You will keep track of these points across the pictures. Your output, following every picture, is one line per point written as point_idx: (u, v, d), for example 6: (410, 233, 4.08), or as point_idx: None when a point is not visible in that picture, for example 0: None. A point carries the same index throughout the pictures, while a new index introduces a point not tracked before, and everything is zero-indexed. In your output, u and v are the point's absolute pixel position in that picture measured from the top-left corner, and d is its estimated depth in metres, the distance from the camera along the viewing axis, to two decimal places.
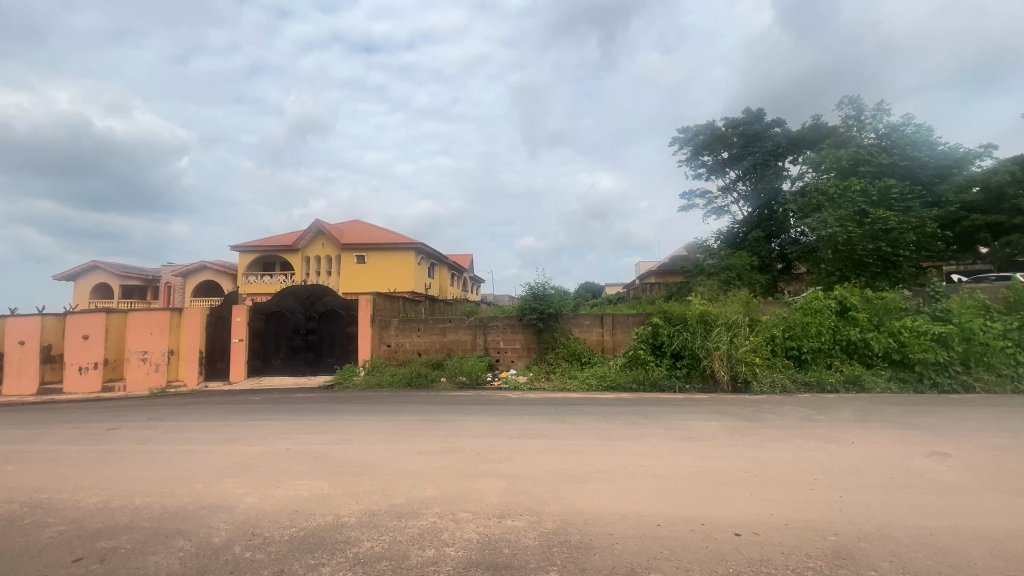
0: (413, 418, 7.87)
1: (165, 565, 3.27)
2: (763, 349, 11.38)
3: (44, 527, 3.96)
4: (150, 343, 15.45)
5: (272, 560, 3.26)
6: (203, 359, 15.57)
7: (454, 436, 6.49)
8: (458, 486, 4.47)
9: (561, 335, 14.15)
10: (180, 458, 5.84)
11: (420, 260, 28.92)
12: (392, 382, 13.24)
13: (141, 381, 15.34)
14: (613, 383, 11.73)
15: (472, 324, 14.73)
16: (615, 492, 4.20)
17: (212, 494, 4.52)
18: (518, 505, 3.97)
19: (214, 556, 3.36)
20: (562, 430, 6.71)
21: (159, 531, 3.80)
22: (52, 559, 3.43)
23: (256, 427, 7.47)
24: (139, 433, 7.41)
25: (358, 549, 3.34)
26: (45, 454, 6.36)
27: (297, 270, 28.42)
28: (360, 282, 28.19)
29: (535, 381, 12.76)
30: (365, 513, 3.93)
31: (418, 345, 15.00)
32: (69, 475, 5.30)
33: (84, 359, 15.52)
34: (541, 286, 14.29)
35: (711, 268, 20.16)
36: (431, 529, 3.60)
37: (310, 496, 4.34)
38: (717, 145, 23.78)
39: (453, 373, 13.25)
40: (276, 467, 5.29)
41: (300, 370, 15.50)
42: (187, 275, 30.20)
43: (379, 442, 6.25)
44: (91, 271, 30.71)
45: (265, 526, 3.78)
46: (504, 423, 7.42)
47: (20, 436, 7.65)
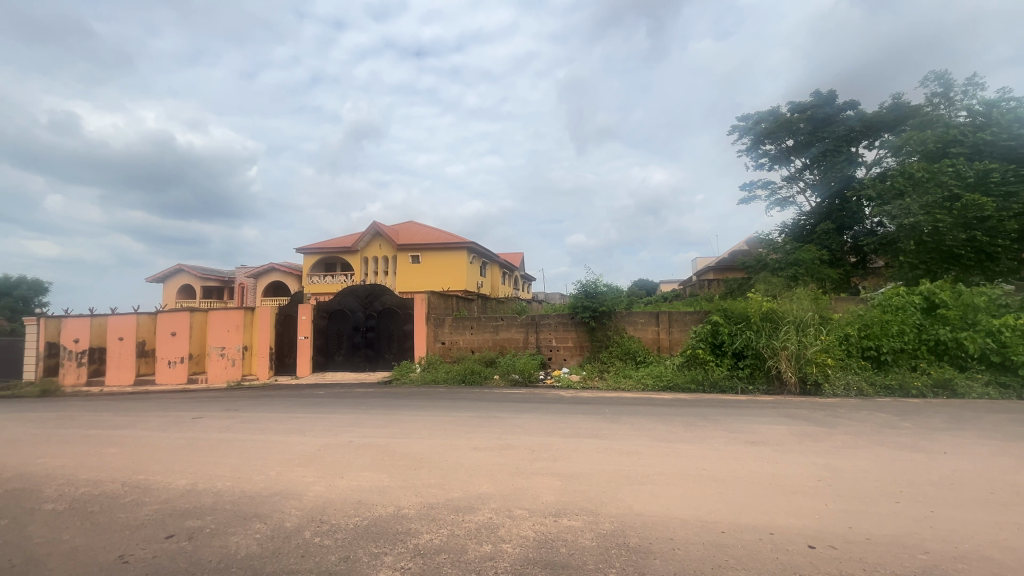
0: (469, 414, 8.02)
1: (244, 546, 3.52)
2: (837, 349, 10.60)
3: (141, 505, 4.39)
4: (227, 339, 16.71)
5: (339, 546, 3.43)
6: (273, 354, 16.65)
7: (508, 433, 6.57)
8: (514, 483, 4.50)
9: (615, 334, 13.86)
10: (254, 447, 6.28)
11: (471, 260, 29.40)
12: (447, 378, 13.58)
13: (220, 375, 16.62)
14: (670, 383, 11.33)
15: (525, 322, 14.79)
16: (675, 495, 4.08)
17: (283, 481, 4.82)
18: (574, 504, 3.94)
19: (286, 539, 3.58)
20: (617, 430, 6.59)
21: (237, 514, 4.10)
22: (149, 535, 3.79)
23: (322, 420, 7.91)
24: (219, 423, 8.05)
25: (418, 541, 3.44)
26: (141, 439, 7.06)
27: (356, 270, 29.70)
28: (416, 281, 29.07)
29: (588, 381, 12.57)
30: (424, 506, 4.04)
31: (472, 342, 15.24)
32: (162, 459, 5.86)
33: (172, 354, 17.05)
34: (593, 284, 14.10)
35: (775, 263, 19.02)
36: (488, 524, 3.65)
37: (372, 487, 4.53)
38: (782, 133, 22.47)
39: (506, 371, 13.38)
40: (340, 459, 5.55)
41: (360, 366, 16.21)
42: (258, 275, 32.39)
43: (436, 437, 6.42)
44: (176, 274, 33.64)
45: (332, 514, 3.98)
46: (559, 421, 7.37)
47: (121, 422, 8.55)
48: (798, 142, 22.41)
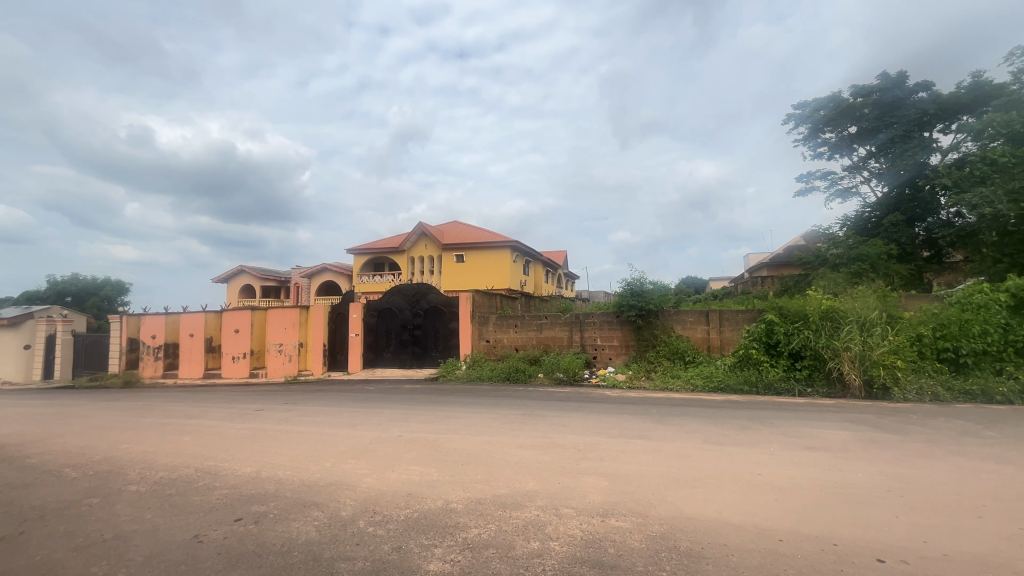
0: (514, 412, 8.07)
1: (304, 532, 3.71)
2: (907, 350, 9.85)
3: (212, 490, 4.73)
4: (284, 336, 17.63)
5: (391, 536, 3.55)
6: (327, 350, 17.42)
7: (553, 432, 6.55)
8: (560, 481, 4.49)
9: (662, 333, 13.52)
10: (311, 438, 6.61)
11: (515, 258, 29.54)
12: (492, 376, 13.74)
13: (278, 369, 17.58)
14: (720, 383, 10.91)
15: (569, 321, 14.69)
16: (729, 500, 3.93)
17: (338, 472, 5.05)
18: (622, 505, 3.89)
19: (342, 527, 3.74)
20: (665, 432, 6.43)
21: (298, 501, 4.33)
22: (219, 518, 4.07)
23: (373, 415, 8.20)
24: (279, 415, 8.53)
25: (467, 534, 3.51)
26: (210, 428, 7.61)
27: (403, 269, 30.52)
28: (460, 280, 29.50)
29: (634, 381, 12.34)
30: (472, 501, 4.11)
31: (516, 340, 15.30)
32: (229, 448, 6.28)
33: (236, 349, 18.21)
34: (638, 281, 13.81)
35: (836, 259, 17.90)
36: (535, 521, 3.67)
37: (422, 481, 4.65)
38: (844, 119, 21.09)
39: (550, 369, 13.36)
40: (391, 452, 5.73)
41: (407, 363, 16.67)
42: (312, 275, 33.94)
43: (482, 434, 6.51)
44: (238, 274, 35.84)
45: (384, 506, 4.12)
46: (605, 421, 7.29)
47: (193, 412, 9.24)
48: (862, 129, 20.97)
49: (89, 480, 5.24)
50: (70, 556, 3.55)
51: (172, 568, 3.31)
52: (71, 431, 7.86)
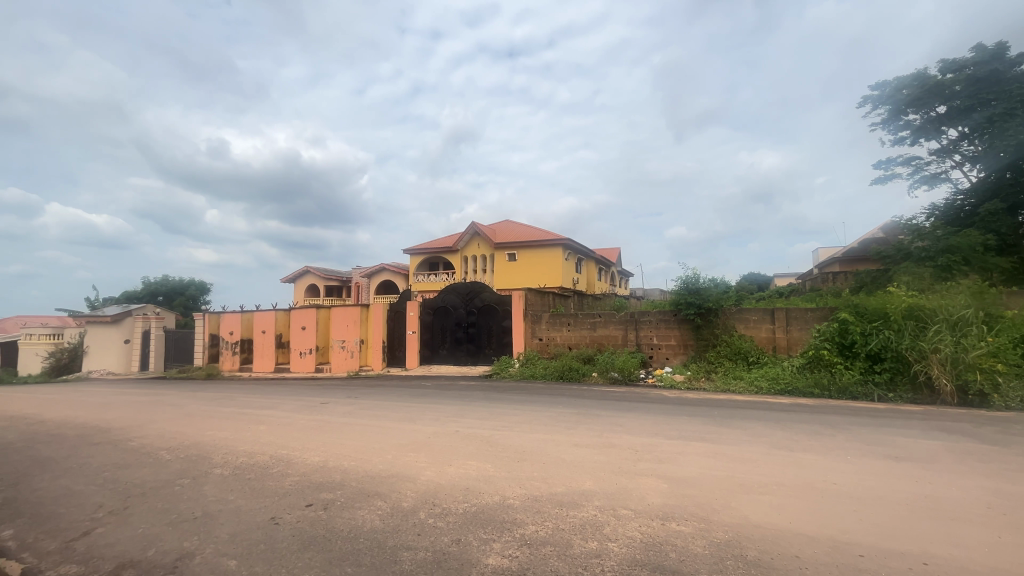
0: (569, 411, 8.03)
1: (369, 520, 3.90)
2: (1009, 354, 8.85)
3: (286, 476, 5.07)
4: (346, 333, 18.54)
5: (450, 529, 3.65)
6: (385, 347, 18.14)
7: (609, 431, 6.45)
8: (617, 482, 4.41)
9: (723, 332, 12.94)
10: (373, 431, 6.91)
11: (567, 256, 29.39)
12: (545, 375, 13.74)
13: (341, 365, 18.51)
14: (788, 386, 10.29)
15: (624, 320, 14.40)
16: (801, 510, 3.70)
17: (399, 465, 5.25)
18: (683, 509, 3.78)
19: (404, 518, 3.89)
20: (728, 435, 6.15)
21: (362, 491, 4.55)
22: (292, 503, 4.35)
23: (430, 410, 8.44)
24: (343, 409, 8.99)
25: (524, 531, 3.54)
26: (283, 419, 8.16)
27: (457, 269, 31.15)
28: (513, 279, 29.67)
29: (693, 382, 11.92)
30: (528, 498, 4.14)
31: (569, 339, 15.18)
32: (300, 438, 6.70)
33: (303, 345, 19.36)
34: (697, 278, 13.29)
35: (922, 252, 16.34)
36: (592, 521, 3.64)
37: (479, 476, 4.74)
38: (931, 99, 19.19)
39: (605, 369, 13.18)
40: (448, 447, 5.88)
41: (462, 360, 17.01)
42: (371, 275, 35.39)
43: (537, 432, 6.53)
44: (304, 275, 37.99)
45: (443, 499, 4.24)
46: (662, 422, 7.10)
47: (266, 404, 9.93)
48: (953, 108, 18.99)
49: (179, 462, 5.77)
50: (166, 531, 3.93)
51: (253, 547, 3.58)
52: (164, 418, 8.69)
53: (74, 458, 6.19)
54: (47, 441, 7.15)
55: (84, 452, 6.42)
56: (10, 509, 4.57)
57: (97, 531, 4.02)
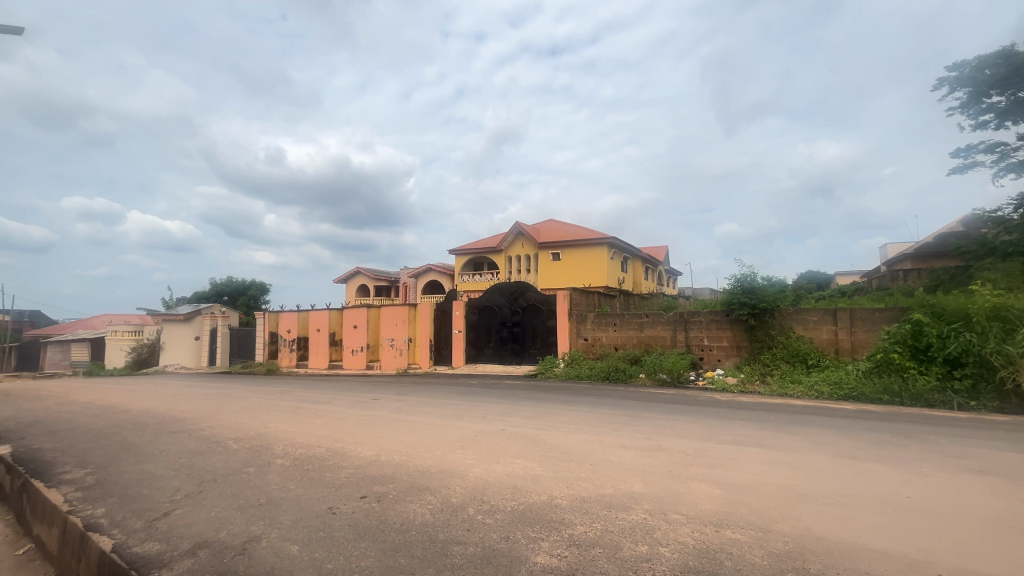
0: (615, 412, 7.92)
1: (420, 513, 4.02)
2: None
3: (341, 468, 5.31)
4: (395, 332, 19.13)
5: (499, 526, 3.69)
6: (433, 345, 18.58)
7: (658, 434, 6.31)
8: (667, 486, 4.31)
9: (779, 334, 12.33)
10: (422, 427, 7.11)
11: (612, 255, 28.95)
12: (591, 375, 13.60)
13: (390, 362, 19.11)
14: (853, 392, 9.66)
15: (672, 320, 14.01)
16: (870, 523, 3.49)
17: (448, 461, 5.37)
18: (739, 516, 3.64)
19: (454, 513, 3.98)
20: (786, 441, 5.86)
21: (413, 485, 4.69)
22: (348, 494, 4.55)
23: (476, 408, 8.57)
24: (393, 405, 9.29)
25: (572, 531, 3.53)
26: (338, 414, 8.54)
27: (501, 268, 31.38)
28: (557, 279, 29.55)
29: (746, 385, 11.43)
30: (576, 498, 4.12)
31: (615, 339, 14.94)
32: (353, 432, 6.99)
33: (355, 343, 20.16)
34: (751, 277, 12.73)
35: (1009, 247, 14.87)
36: (642, 524, 3.57)
37: (526, 475, 4.77)
38: (1018, 78, 17.44)
39: (652, 370, 12.88)
40: (494, 445, 5.95)
41: (507, 359, 17.13)
42: (418, 275, 36.31)
43: (584, 433, 6.48)
44: (355, 276, 39.50)
45: (491, 496, 4.30)
46: (714, 426, 6.88)
47: (322, 399, 10.43)
48: None
49: (245, 452, 6.16)
50: (236, 515, 4.21)
51: (313, 533, 3.78)
52: (231, 410, 9.31)
53: (155, 445, 6.75)
54: (131, 428, 7.84)
55: (163, 440, 6.99)
56: (102, 489, 5.06)
57: (175, 512, 4.36)
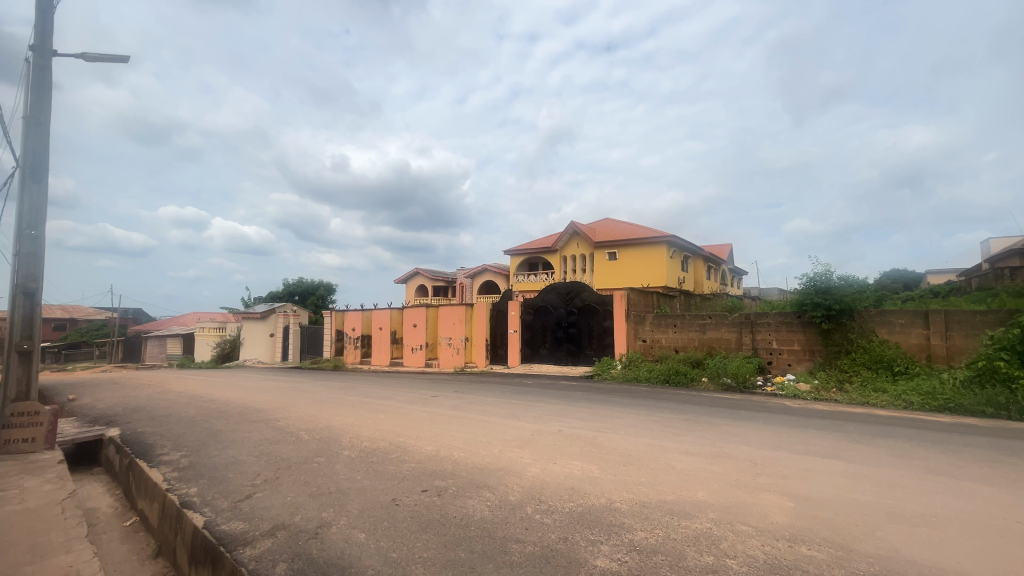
0: (676, 417, 7.67)
1: (479, 509, 4.09)
2: None
3: (404, 462, 5.52)
4: (453, 331, 19.62)
5: (557, 526, 3.69)
6: (489, 345, 18.86)
7: (722, 440, 6.03)
8: (735, 496, 4.11)
9: (860, 337, 11.38)
10: (479, 425, 7.23)
11: (672, 254, 28.00)
12: (650, 378, 13.22)
13: (448, 360, 19.60)
14: (949, 403, 8.74)
15: (738, 321, 13.34)
16: (972, 549, 3.14)
17: (505, 459, 5.42)
18: (815, 532, 3.40)
19: (513, 511, 4.01)
20: (867, 454, 5.40)
21: (472, 481, 4.78)
22: (410, 487, 4.71)
23: (533, 407, 8.61)
24: (452, 402, 9.53)
25: (633, 536, 3.45)
26: (400, 409, 8.88)
27: (556, 268, 31.25)
28: (613, 279, 28.99)
29: (821, 392, 10.66)
30: (636, 503, 4.03)
31: (676, 341, 14.45)
32: (413, 427, 7.23)
33: (414, 342, 20.87)
34: (827, 276, 11.83)
35: None
36: (706, 533, 3.44)
37: (583, 477, 4.72)
38: None
39: (715, 374, 12.32)
40: (551, 446, 5.93)
41: (563, 360, 17.02)
42: (474, 275, 36.97)
43: (643, 436, 6.31)
44: (414, 276, 40.86)
45: (549, 496, 4.29)
46: (786, 434, 6.47)
47: (384, 394, 10.88)
48: None
49: (316, 443, 6.56)
50: (308, 501, 4.49)
51: (378, 523, 3.96)
52: (303, 403, 9.94)
53: (237, 433, 7.34)
54: (217, 417, 8.58)
55: (244, 428, 7.60)
56: (194, 470, 5.58)
57: (256, 495, 4.73)
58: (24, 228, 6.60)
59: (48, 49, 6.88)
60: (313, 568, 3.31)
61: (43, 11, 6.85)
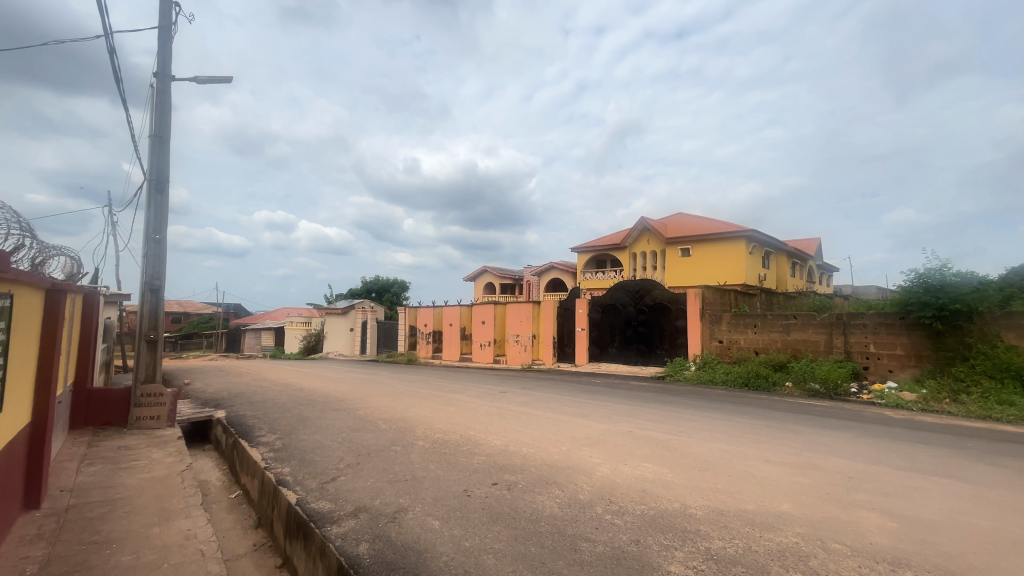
0: (757, 422, 7.23)
1: (549, 506, 4.12)
2: None
3: (474, 454, 5.68)
4: (520, 328, 19.83)
5: (628, 528, 3.62)
6: (556, 342, 18.85)
7: (810, 450, 5.59)
8: (825, 510, 3.81)
9: (980, 342, 10.02)
10: (548, 422, 7.27)
11: (752, 249, 26.32)
12: (726, 381, 12.54)
13: (516, 357, 19.84)
14: None
15: (828, 322, 12.26)
16: None
17: (574, 457, 5.41)
18: (922, 558, 3.07)
19: (582, 510, 3.99)
20: (990, 475, 4.75)
21: (542, 478, 4.82)
22: (480, 480, 4.84)
23: (602, 407, 8.51)
24: (520, 398, 9.66)
25: (710, 545, 3.31)
26: (470, 403, 9.15)
27: (625, 265, 30.51)
28: (687, 276, 27.78)
29: (930, 403, 9.53)
30: (713, 510, 3.86)
31: (755, 342, 13.59)
32: (484, 422, 7.42)
33: (483, 338, 21.34)
34: (938, 273, 10.52)
35: None
36: (791, 548, 3.22)
37: (655, 480, 4.59)
38: None
39: (801, 379, 11.43)
40: (621, 446, 5.83)
41: (632, 359, 16.61)
42: (541, 273, 37.07)
43: (719, 441, 6.02)
44: (482, 274, 41.73)
45: (619, 497, 4.22)
46: (886, 447, 5.87)
47: (455, 389, 11.27)
48: None
49: (392, 432, 6.92)
50: (387, 487, 4.77)
51: (452, 511, 4.12)
52: (381, 394, 10.55)
53: (323, 419, 7.94)
54: (306, 404, 9.33)
55: (328, 416, 8.20)
56: (287, 452, 6.12)
57: (340, 478, 5.10)
58: (151, 233, 7.57)
59: (168, 74, 7.82)
60: (392, 550, 3.50)
61: (163, 42, 7.80)
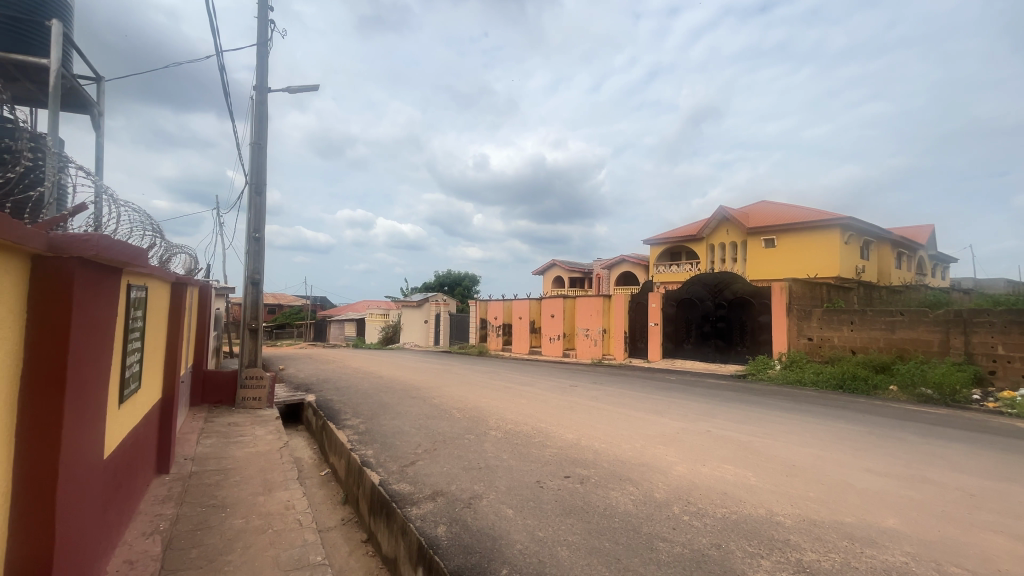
0: (855, 428, 6.61)
1: (623, 502, 4.05)
2: None
3: (546, 447, 5.71)
4: (590, 322, 19.60)
5: (708, 531, 3.47)
6: (628, 337, 18.42)
7: (920, 462, 5.01)
8: (940, 529, 3.40)
9: None
10: (620, 418, 7.12)
11: (848, 239, 23.98)
12: (817, 382, 11.56)
13: (586, 351, 19.66)
14: None
15: (942, 319, 10.88)
16: None
17: (649, 455, 5.27)
18: None
19: (658, 509, 3.88)
20: None
21: (614, 474, 4.75)
22: (551, 472, 4.86)
23: (678, 405, 8.19)
24: (591, 393, 9.57)
25: (801, 556, 3.09)
26: (541, 396, 9.20)
27: (702, 257, 29.01)
28: (771, 268, 25.87)
29: None
30: (804, 520, 3.59)
31: (852, 341, 12.39)
32: (555, 415, 7.42)
33: (552, 331, 21.34)
34: None
35: None
36: (898, 568, 2.92)
37: (738, 483, 4.35)
38: None
39: (909, 383, 10.25)
40: (698, 446, 5.58)
41: (710, 356, 15.80)
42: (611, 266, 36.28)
43: (810, 446, 5.56)
44: (552, 268, 41.64)
45: (698, 499, 4.05)
46: (1021, 462, 5.11)
47: (526, 381, 11.40)
48: None
49: (465, 421, 7.14)
50: (462, 473, 4.94)
51: (525, 501, 4.19)
52: (454, 383, 10.91)
53: (401, 406, 8.37)
54: (386, 391, 9.89)
55: (406, 403, 8.62)
56: (370, 435, 6.53)
57: (418, 462, 5.35)
58: (252, 232, 8.37)
59: (265, 87, 8.56)
60: (468, 534, 3.63)
61: (262, 57, 8.56)
